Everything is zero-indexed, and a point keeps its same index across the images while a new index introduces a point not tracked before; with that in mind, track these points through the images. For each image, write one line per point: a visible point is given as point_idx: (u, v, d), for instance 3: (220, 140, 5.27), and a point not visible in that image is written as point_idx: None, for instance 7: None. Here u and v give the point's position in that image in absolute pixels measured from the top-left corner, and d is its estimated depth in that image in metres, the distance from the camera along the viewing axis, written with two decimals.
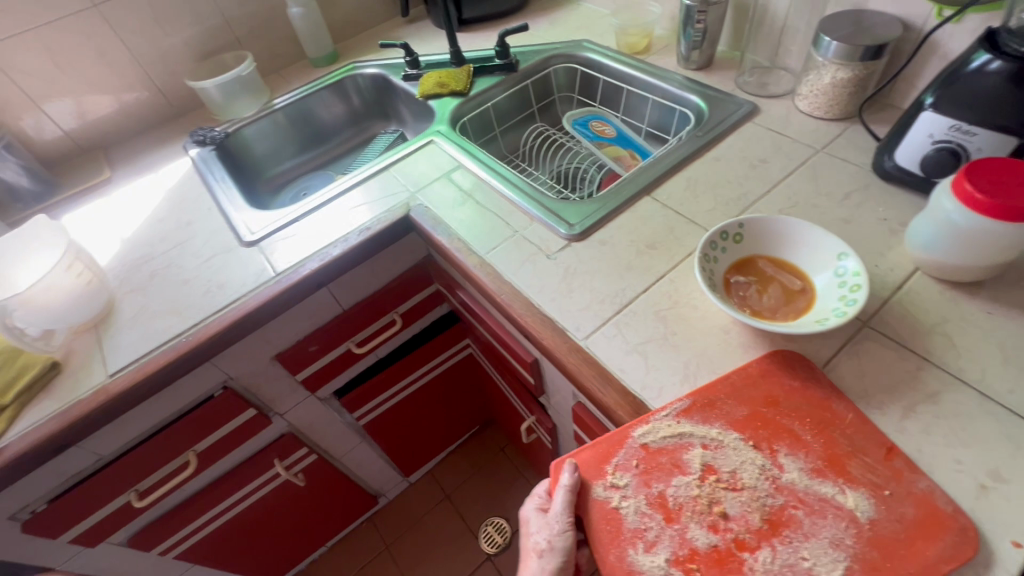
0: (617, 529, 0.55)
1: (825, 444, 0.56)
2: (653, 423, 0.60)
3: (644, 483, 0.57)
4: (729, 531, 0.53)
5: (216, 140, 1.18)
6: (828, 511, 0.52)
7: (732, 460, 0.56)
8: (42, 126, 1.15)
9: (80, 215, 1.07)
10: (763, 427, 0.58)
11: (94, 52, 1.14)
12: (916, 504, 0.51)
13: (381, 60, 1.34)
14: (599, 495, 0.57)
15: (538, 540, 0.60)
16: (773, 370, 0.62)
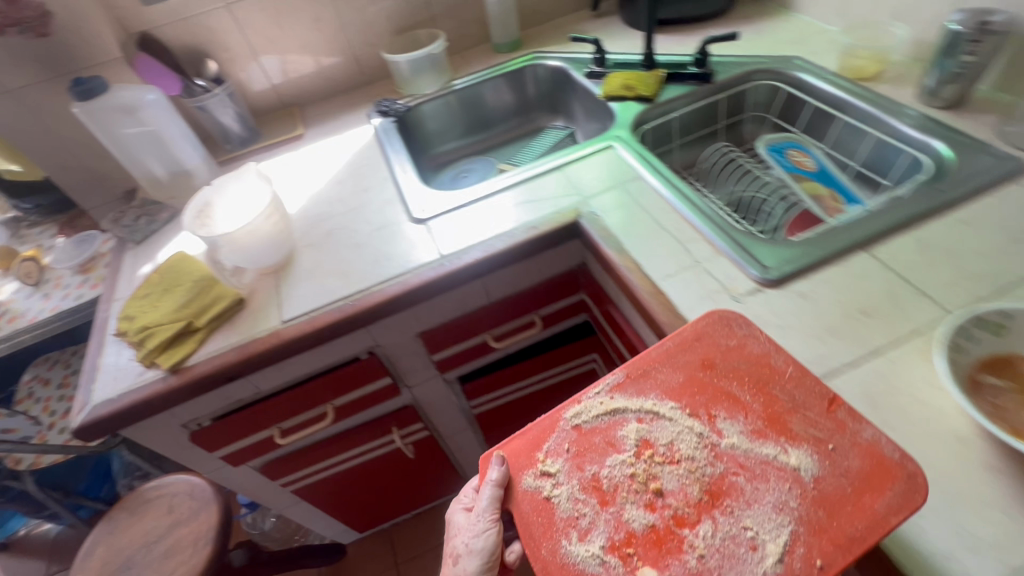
0: (548, 519, 0.56)
1: (765, 408, 0.58)
2: (585, 403, 0.63)
3: (577, 468, 0.59)
4: (667, 509, 0.54)
5: (397, 113, 1.24)
6: (771, 474, 0.53)
7: (668, 430, 0.59)
8: (255, 80, 1.27)
9: (274, 166, 1.18)
10: (695, 394, 0.61)
11: (310, 17, 1.22)
12: (861, 454, 0.52)
13: (564, 54, 1.30)
14: (529, 486, 0.58)
15: (456, 547, 0.62)
16: (708, 333, 0.65)
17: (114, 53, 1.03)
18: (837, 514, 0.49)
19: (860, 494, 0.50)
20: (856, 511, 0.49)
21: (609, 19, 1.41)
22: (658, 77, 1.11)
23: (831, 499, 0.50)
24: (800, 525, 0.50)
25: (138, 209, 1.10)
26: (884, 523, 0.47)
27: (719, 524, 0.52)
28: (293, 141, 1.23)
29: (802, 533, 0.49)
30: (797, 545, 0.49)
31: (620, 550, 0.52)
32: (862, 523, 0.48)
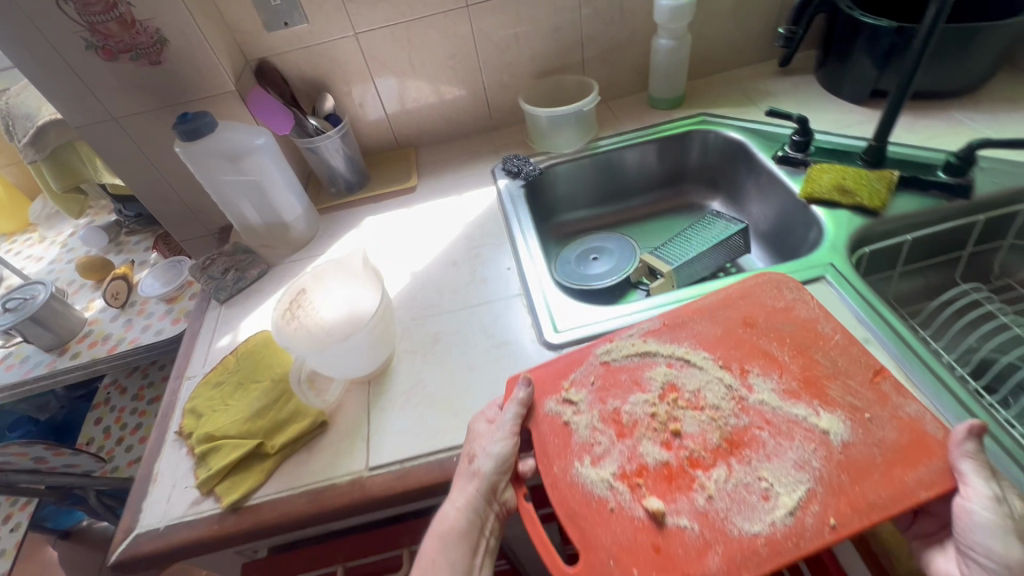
0: (567, 443, 0.63)
1: (801, 368, 0.64)
2: (617, 344, 0.71)
3: (600, 399, 0.66)
4: (682, 449, 0.60)
5: (529, 175, 1.03)
6: (796, 433, 0.58)
7: (696, 378, 0.66)
8: (373, 116, 1.11)
9: (380, 226, 1.01)
10: (735, 352, 0.67)
11: (445, 53, 1.04)
12: (898, 428, 0.56)
13: (743, 123, 1.04)
14: (551, 410, 0.66)
15: (473, 446, 0.63)
16: (753, 294, 0.73)
17: (229, 85, 0.89)
18: (862, 479, 0.53)
19: (890, 466, 0.54)
20: (882, 479, 0.53)
21: (800, 79, 1.13)
22: (890, 181, 0.81)
23: (857, 466, 0.54)
24: (819, 484, 0.54)
25: (228, 258, 0.97)
26: (912, 493, 0.51)
27: (733, 469, 0.57)
28: (403, 194, 1.07)
29: (820, 492, 0.53)
30: (815, 505, 0.52)
31: (629, 479, 0.58)
32: (887, 487, 0.52)
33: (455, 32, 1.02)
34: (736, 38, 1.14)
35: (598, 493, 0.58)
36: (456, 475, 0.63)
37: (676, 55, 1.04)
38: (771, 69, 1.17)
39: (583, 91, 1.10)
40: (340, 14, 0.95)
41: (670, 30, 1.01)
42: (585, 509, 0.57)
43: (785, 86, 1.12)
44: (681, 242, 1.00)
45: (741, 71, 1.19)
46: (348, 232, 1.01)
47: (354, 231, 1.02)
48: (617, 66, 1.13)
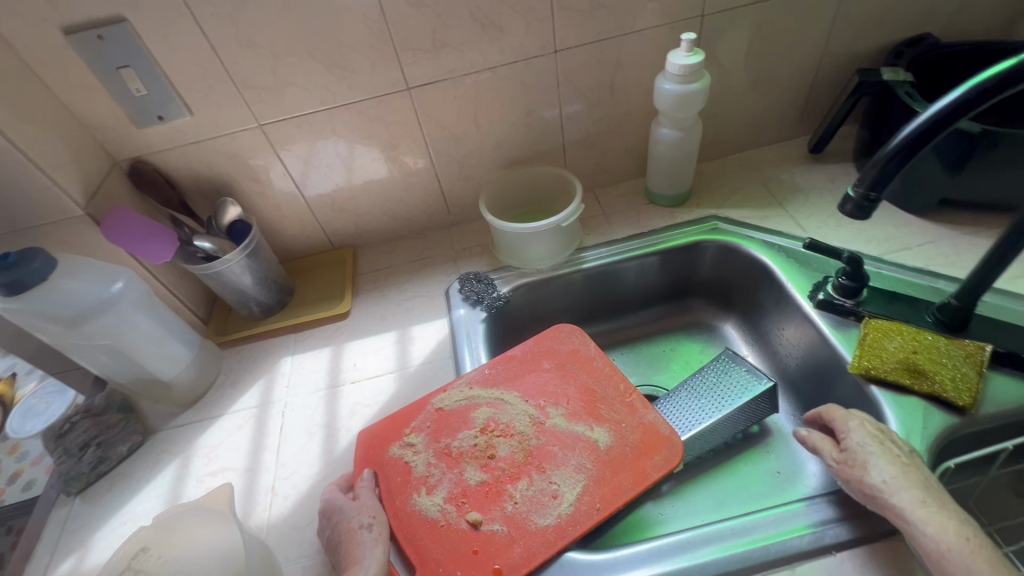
0: (407, 478, 0.62)
1: (581, 390, 0.69)
2: (450, 390, 0.70)
3: (434, 439, 0.65)
4: (496, 468, 0.62)
5: (492, 304, 0.79)
6: (577, 444, 0.64)
7: (509, 412, 0.67)
8: (297, 218, 0.88)
9: (296, 377, 0.77)
10: (538, 390, 0.70)
11: (384, 144, 0.81)
12: (642, 432, 0.64)
13: (768, 236, 0.81)
14: (393, 454, 0.64)
15: (360, 518, 0.57)
16: (557, 335, 0.76)
17: (75, 207, 0.65)
18: (620, 470, 0.61)
19: (637, 461, 0.62)
20: (633, 470, 0.61)
21: (836, 170, 0.90)
22: (980, 361, 0.59)
23: (616, 461, 0.62)
24: (590, 480, 0.60)
25: (93, 421, 0.71)
26: (648, 478, 0.60)
27: (534, 480, 0.61)
28: (332, 322, 0.83)
29: (591, 486, 0.60)
30: (587, 496, 0.59)
31: (456, 501, 0.60)
32: (634, 479, 0.60)
33: (395, 120, 0.78)
34: (756, 115, 0.91)
35: (430, 518, 0.58)
36: (347, 549, 0.55)
37: (681, 148, 0.81)
38: (797, 153, 0.95)
39: (563, 187, 0.87)
40: (237, 103, 0.72)
41: (674, 119, 0.78)
42: (419, 530, 0.58)
43: (817, 180, 0.89)
44: (691, 397, 0.75)
45: (760, 154, 0.96)
46: (254, 386, 0.77)
47: (262, 383, 0.78)
48: (606, 151, 0.90)
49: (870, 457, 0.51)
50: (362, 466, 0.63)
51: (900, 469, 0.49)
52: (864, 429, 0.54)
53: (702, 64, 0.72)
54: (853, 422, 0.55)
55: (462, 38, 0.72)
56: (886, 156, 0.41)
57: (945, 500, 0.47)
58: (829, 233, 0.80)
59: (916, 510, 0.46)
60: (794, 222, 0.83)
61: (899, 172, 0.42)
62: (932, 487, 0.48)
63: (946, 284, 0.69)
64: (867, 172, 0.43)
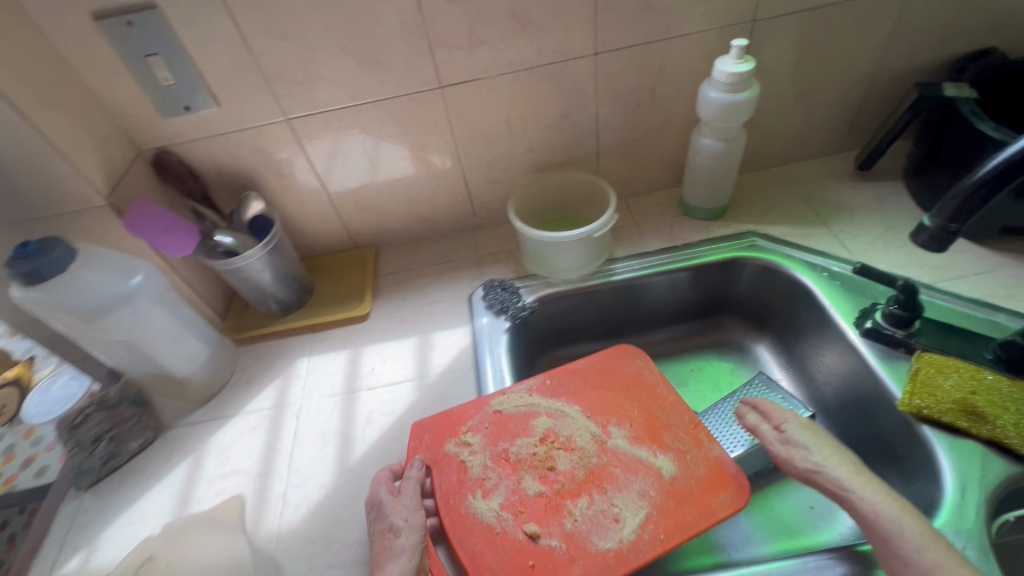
0: (462, 480, 0.60)
1: (643, 409, 0.67)
2: (508, 394, 0.68)
3: (491, 442, 0.64)
4: (556, 482, 0.60)
5: (517, 314, 0.77)
6: (640, 470, 0.61)
7: (570, 426, 0.65)
8: (320, 215, 0.86)
9: (312, 380, 0.75)
10: (600, 405, 0.67)
11: (412, 143, 0.78)
12: (708, 467, 0.60)
13: (810, 256, 0.77)
14: (449, 452, 0.63)
15: (394, 520, 0.54)
16: (618, 352, 0.73)
17: (98, 198, 0.64)
18: (685, 504, 0.57)
19: (703, 495, 0.57)
20: (698, 504, 0.57)
21: (884, 188, 0.85)
22: None
23: (681, 492, 0.58)
24: (653, 509, 0.57)
25: (106, 415, 0.67)
26: (714, 516, 0.56)
27: (595, 500, 0.58)
28: (351, 324, 0.81)
29: (654, 515, 0.56)
30: (651, 525, 0.56)
31: (513, 509, 0.58)
32: (698, 513, 0.56)
33: (426, 119, 0.76)
34: (801, 128, 0.87)
35: (485, 521, 0.57)
36: (380, 549, 0.52)
37: (722, 160, 0.77)
38: (842, 169, 0.90)
39: (595, 195, 0.84)
40: (265, 95, 0.70)
41: (717, 129, 0.75)
42: (474, 536, 0.56)
43: (863, 198, 0.84)
44: (723, 422, 0.72)
45: (803, 169, 0.91)
46: (270, 387, 0.76)
47: (279, 383, 0.76)
48: (641, 158, 0.86)
49: (803, 442, 0.53)
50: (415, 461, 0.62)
51: (831, 454, 0.51)
52: (796, 421, 0.56)
53: (752, 72, 0.68)
54: (788, 416, 0.57)
55: (500, 37, 0.68)
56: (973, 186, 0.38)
57: (879, 481, 0.49)
58: (877, 256, 0.76)
59: (852, 487, 0.48)
60: (839, 243, 0.78)
61: (984, 204, 0.38)
62: (863, 468, 0.50)
63: (1006, 318, 0.65)
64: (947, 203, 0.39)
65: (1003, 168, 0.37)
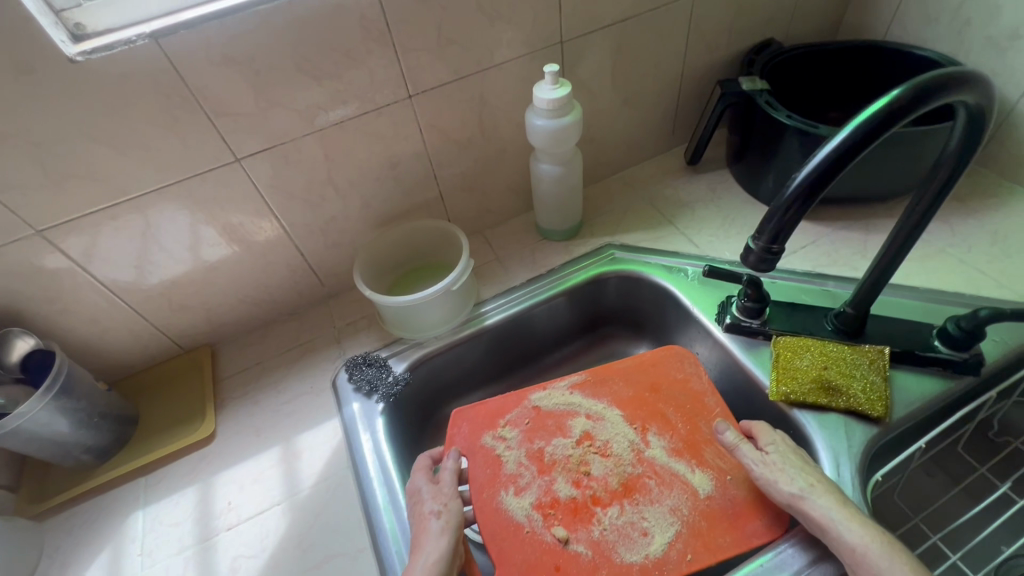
0: (501, 479, 0.62)
1: (682, 411, 0.66)
2: (549, 391, 0.70)
3: (528, 439, 0.65)
4: (588, 488, 0.60)
5: (390, 390, 0.69)
6: (676, 484, 0.60)
7: (609, 431, 0.65)
8: (126, 327, 0.70)
9: (151, 537, 0.60)
10: (640, 411, 0.67)
11: (222, 225, 0.67)
12: (748, 489, 0.58)
13: (666, 258, 0.79)
14: (486, 444, 0.65)
15: (432, 505, 0.55)
16: (662, 362, 0.71)
17: None
18: (718, 526, 0.56)
19: (740, 519, 0.56)
20: (732, 530, 0.55)
21: (714, 178, 0.91)
22: (883, 366, 0.60)
23: (716, 514, 0.57)
24: (684, 527, 0.56)
25: None
26: (748, 541, 0.54)
27: (625, 510, 0.58)
28: (193, 451, 0.67)
29: (684, 534, 0.56)
30: (680, 543, 0.55)
31: (544, 510, 0.59)
32: (732, 537, 0.55)
33: (231, 196, 0.65)
34: (631, 134, 0.89)
35: (517, 519, 0.58)
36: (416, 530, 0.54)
37: (564, 182, 0.76)
38: (676, 165, 0.94)
39: (447, 240, 0.79)
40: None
41: (552, 154, 0.73)
42: (505, 533, 0.58)
43: (699, 191, 0.89)
44: None
45: (642, 171, 0.94)
46: (93, 562, 0.59)
47: (108, 554, 0.60)
48: (487, 191, 0.83)
49: (784, 464, 0.54)
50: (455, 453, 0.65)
51: (811, 474, 0.52)
52: (774, 438, 0.57)
53: (570, 96, 0.67)
54: (768, 434, 0.58)
55: (293, 95, 0.60)
56: (784, 206, 0.40)
57: (850, 501, 0.50)
58: (722, 247, 0.79)
59: (829, 509, 0.49)
60: (687, 239, 0.81)
61: (796, 220, 0.40)
62: (834, 487, 0.52)
63: (835, 285, 0.70)
64: (766, 224, 0.41)
65: (804, 186, 0.39)
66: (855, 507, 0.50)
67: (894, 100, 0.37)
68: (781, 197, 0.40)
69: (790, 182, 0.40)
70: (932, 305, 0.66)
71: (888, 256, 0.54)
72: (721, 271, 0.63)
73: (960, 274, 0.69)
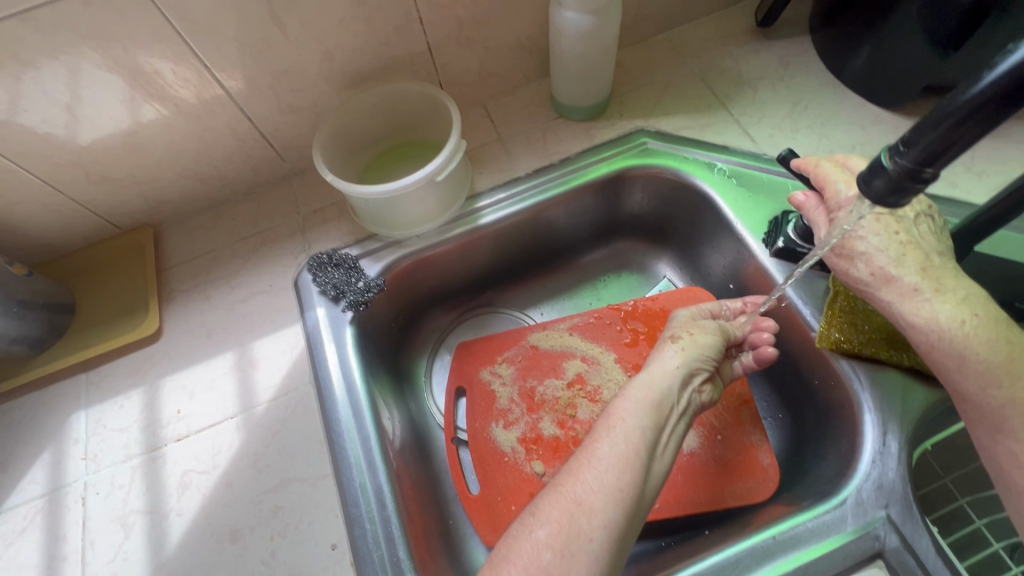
0: (497, 408, 0.61)
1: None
2: (548, 330, 0.65)
3: (522, 376, 0.63)
4: (572, 430, 0.58)
5: (359, 298, 0.58)
6: None
7: (603, 376, 0.61)
8: (39, 201, 0.58)
9: (95, 442, 0.54)
10: (637, 357, 0.61)
11: (132, 72, 0.50)
12: (736, 451, 0.55)
13: (711, 155, 0.62)
14: (482, 379, 0.63)
15: (674, 332, 0.49)
16: (674, 304, 0.64)
17: None
18: (694, 482, 0.54)
19: (719, 479, 0.54)
20: (708, 486, 0.54)
21: (788, 48, 0.70)
22: None
23: (695, 470, 0.55)
24: None
25: None
26: (721, 501, 0.53)
27: None
28: (136, 349, 0.59)
29: None
30: None
31: (528, 446, 0.58)
32: (707, 494, 0.54)
33: (135, 30, 0.47)
34: None
35: (502, 450, 0.59)
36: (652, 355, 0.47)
37: (594, 39, 0.57)
38: (740, 26, 0.72)
39: (436, 112, 0.62)
40: None
41: None
42: (490, 460, 0.58)
43: (766, 64, 0.68)
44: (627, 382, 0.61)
45: (695, 32, 0.72)
46: (34, 464, 0.54)
47: (49, 455, 0.54)
48: (492, 47, 0.63)
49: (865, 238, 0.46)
50: (451, 383, 0.64)
51: (899, 249, 0.45)
52: (859, 185, 0.45)
53: None
54: (846, 184, 0.46)
55: None
56: (970, 107, 0.26)
57: (944, 277, 0.43)
58: (785, 144, 0.62)
59: (912, 294, 0.43)
60: (742, 130, 0.64)
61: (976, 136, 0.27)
62: (932, 260, 0.44)
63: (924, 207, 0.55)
64: (922, 135, 0.27)
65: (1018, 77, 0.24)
66: (959, 284, 0.42)
67: None
68: (969, 92, 0.26)
69: (995, 67, 0.25)
70: None
71: None
72: (797, 163, 0.51)
73: None
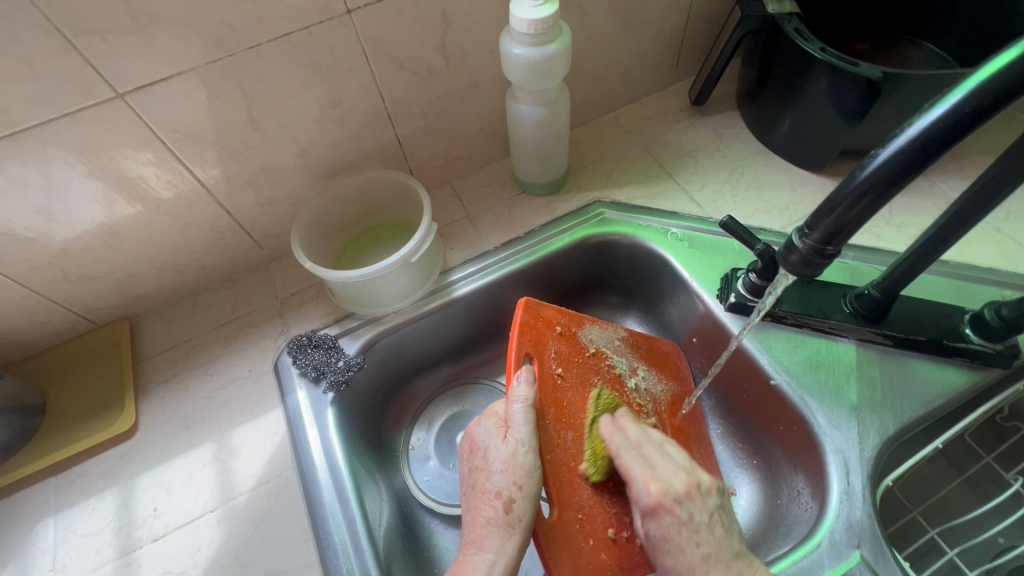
0: (570, 410, 0.50)
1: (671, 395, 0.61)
2: (600, 328, 0.59)
3: (585, 375, 0.53)
4: None
5: (340, 377, 0.59)
6: None
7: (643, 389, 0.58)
8: (14, 304, 0.58)
9: (64, 550, 0.52)
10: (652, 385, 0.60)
11: (115, 179, 0.53)
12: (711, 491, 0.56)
13: (664, 221, 0.68)
14: (550, 361, 0.52)
15: (489, 455, 0.45)
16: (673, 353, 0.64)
17: None
18: None
19: None
20: None
21: (721, 122, 0.78)
22: None
23: None
24: None
25: None
26: None
27: None
28: (110, 447, 0.58)
29: None
30: None
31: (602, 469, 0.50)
32: None
33: (121, 141, 0.51)
34: (627, 66, 0.75)
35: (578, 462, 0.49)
36: (472, 492, 0.45)
37: (549, 126, 0.63)
38: (677, 105, 0.81)
39: (408, 196, 0.66)
40: None
41: (533, 92, 0.60)
42: (569, 471, 0.48)
43: (704, 137, 0.76)
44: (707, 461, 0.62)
45: (639, 111, 0.81)
46: None
47: (12, 569, 0.52)
48: (457, 135, 0.69)
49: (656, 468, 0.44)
50: (522, 345, 0.52)
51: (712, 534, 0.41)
52: (655, 481, 0.43)
53: (556, 15, 0.53)
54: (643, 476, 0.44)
55: (183, 7, 0.45)
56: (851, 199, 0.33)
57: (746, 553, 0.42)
58: (727, 207, 0.69)
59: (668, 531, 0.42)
60: (689, 196, 0.70)
61: (859, 221, 0.34)
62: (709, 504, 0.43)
63: (855, 257, 0.61)
64: (823, 219, 0.34)
65: (881, 177, 0.32)
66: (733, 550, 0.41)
67: (993, 79, 0.28)
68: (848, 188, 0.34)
69: (866, 166, 0.32)
70: (964, 285, 0.58)
71: (948, 227, 0.45)
72: (738, 227, 0.54)
73: (995, 246, 0.60)
